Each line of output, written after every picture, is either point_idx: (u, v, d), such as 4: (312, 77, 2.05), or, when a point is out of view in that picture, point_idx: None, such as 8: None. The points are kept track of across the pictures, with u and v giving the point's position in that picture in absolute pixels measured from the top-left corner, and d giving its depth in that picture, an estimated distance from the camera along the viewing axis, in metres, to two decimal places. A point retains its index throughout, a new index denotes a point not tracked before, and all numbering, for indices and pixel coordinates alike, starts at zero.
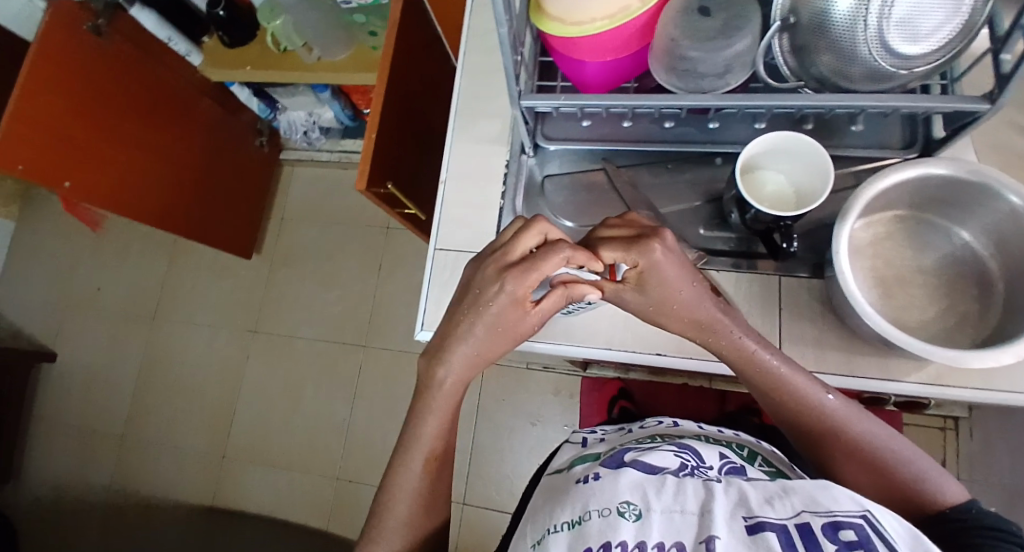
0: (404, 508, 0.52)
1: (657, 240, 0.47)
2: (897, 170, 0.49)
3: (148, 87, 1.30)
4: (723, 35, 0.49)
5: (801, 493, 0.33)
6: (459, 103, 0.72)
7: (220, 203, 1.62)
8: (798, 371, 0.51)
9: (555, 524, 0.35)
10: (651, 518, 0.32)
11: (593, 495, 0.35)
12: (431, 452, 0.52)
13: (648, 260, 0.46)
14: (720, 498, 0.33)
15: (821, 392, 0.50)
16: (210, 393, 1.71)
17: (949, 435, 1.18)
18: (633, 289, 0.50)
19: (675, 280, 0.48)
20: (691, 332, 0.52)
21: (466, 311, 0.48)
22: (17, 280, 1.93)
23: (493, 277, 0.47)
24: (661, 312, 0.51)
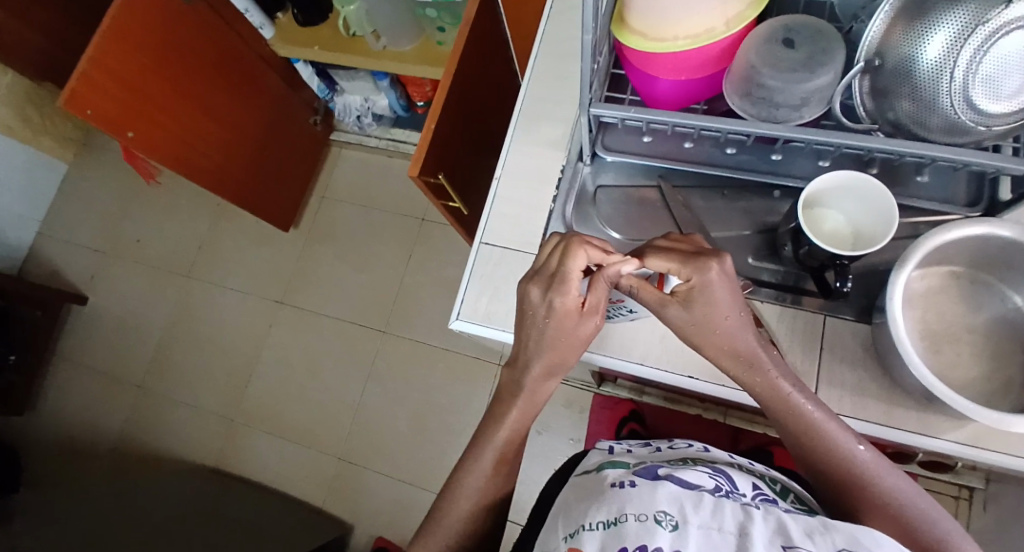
0: (467, 506, 0.52)
1: (715, 261, 0.46)
2: (963, 225, 0.48)
3: (219, 53, 1.35)
4: (807, 68, 0.50)
5: (843, 531, 0.34)
6: (523, 106, 0.74)
7: (269, 174, 1.67)
8: (829, 415, 0.48)
9: (590, 521, 0.37)
10: (688, 531, 0.33)
11: (629, 499, 0.37)
12: (501, 454, 0.54)
13: (703, 279, 0.46)
14: (758, 524, 0.34)
15: (851, 441, 0.46)
16: (229, 355, 1.75)
17: (962, 504, 1.14)
18: (678, 306, 0.48)
19: (724, 305, 0.47)
20: (726, 361, 0.49)
21: (527, 328, 0.52)
22: (65, 221, 2.01)
23: (540, 298, 0.50)
24: (701, 335, 0.49)
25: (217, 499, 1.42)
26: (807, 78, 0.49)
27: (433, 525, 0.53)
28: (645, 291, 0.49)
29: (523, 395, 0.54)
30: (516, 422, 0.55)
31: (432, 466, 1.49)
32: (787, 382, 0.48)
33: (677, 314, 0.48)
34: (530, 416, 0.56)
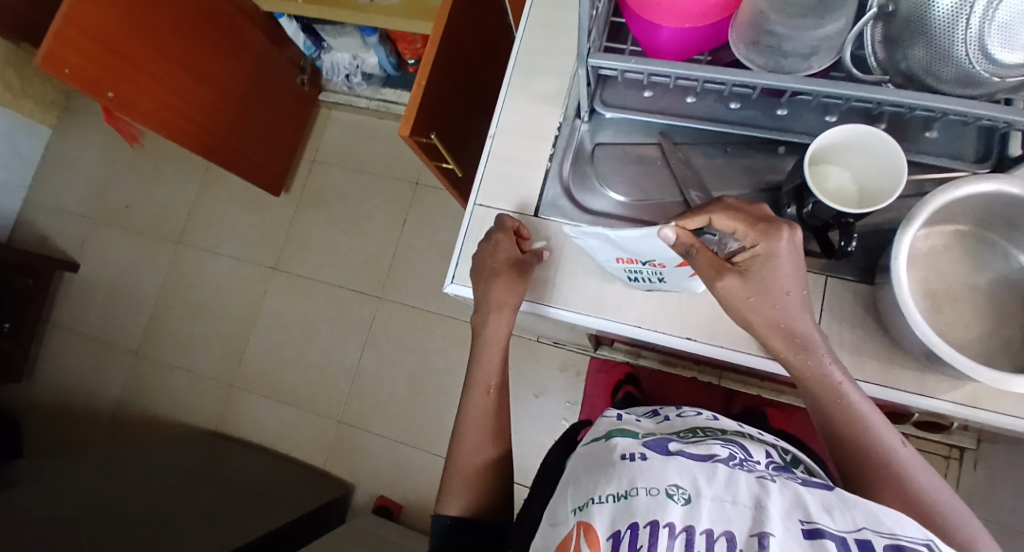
0: (470, 440, 0.59)
1: (786, 229, 0.44)
2: (976, 182, 0.47)
3: (201, 6, 1.28)
4: (816, 14, 0.48)
5: (863, 510, 0.33)
6: (518, 58, 0.70)
7: (257, 137, 1.62)
8: (870, 407, 0.46)
9: (599, 494, 0.37)
10: (700, 505, 0.33)
11: (640, 472, 0.37)
12: (486, 386, 0.62)
13: (769, 247, 0.44)
14: (774, 497, 0.34)
15: (895, 438, 0.44)
16: (225, 322, 1.74)
17: (953, 463, 1.16)
18: (734, 275, 0.45)
19: (787, 280, 0.45)
20: (779, 342, 0.47)
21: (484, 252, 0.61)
22: (50, 187, 1.96)
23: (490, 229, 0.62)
24: (753, 308, 0.46)
25: (219, 463, 1.45)
26: (816, 25, 0.47)
27: (450, 473, 0.59)
28: (702, 254, 0.45)
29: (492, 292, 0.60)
30: (494, 351, 0.62)
31: (431, 429, 1.51)
32: (836, 370, 0.47)
33: (732, 286, 0.45)
34: (501, 341, 0.62)
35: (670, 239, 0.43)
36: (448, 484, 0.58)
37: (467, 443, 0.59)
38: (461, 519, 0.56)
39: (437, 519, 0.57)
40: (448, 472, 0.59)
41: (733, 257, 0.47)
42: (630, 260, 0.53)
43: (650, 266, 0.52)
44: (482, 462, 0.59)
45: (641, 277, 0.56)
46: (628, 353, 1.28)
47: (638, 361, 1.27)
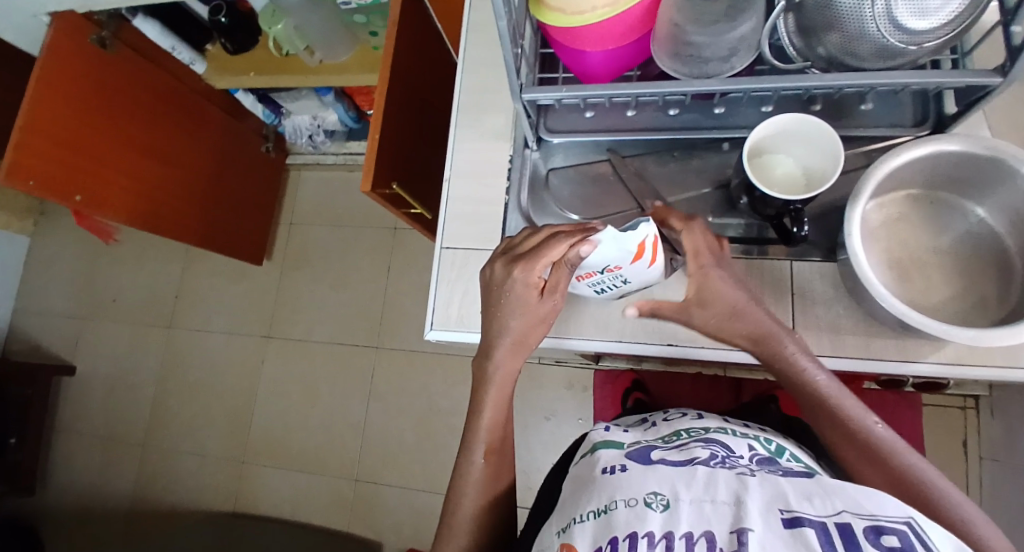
0: (472, 501, 0.53)
1: (707, 255, 0.52)
2: (908, 149, 0.48)
3: (155, 95, 1.31)
4: (728, 18, 0.48)
5: (843, 496, 0.35)
6: (461, 100, 0.71)
7: (230, 211, 1.64)
8: (841, 389, 0.49)
9: (581, 512, 0.40)
10: (678, 510, 0.36)
11: (619, 486, 0.40)
12: (490, 443, 0.55)
13: (700, 277, 0.52)
14: (752, 491, 0.36)
15: (868, 416, 0.47)
16: (228, 398, 1.73)
17: (970, 412, 1.18)
18: (694, 307, 0.53)
19: (731, 298, 0.52)
20: (748, 346, 0.53)
21: (496, 307, 0.54)
22: (36, 294, 1.96)
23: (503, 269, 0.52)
24: (723, 328, 0.53)
25: None
26: (730, 28, 0.48)
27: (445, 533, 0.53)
28: (663, 303, 0.54)
29: (507, 334, 0.54)
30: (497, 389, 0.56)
31: (448, 470, 1.49)
32: (803, 358, 0.51)
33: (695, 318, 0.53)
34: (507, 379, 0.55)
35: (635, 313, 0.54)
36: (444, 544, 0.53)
37: (468, 507, 0.53)
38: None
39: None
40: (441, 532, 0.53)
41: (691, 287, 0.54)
42: (588, 273, 0.52)
43: (610, 270, 0.51)
44: (482, 521, 0.53)
45: (608, 284, 0.56)
46: (629, 360, 1.27)
47: (640, 366, 1.27)
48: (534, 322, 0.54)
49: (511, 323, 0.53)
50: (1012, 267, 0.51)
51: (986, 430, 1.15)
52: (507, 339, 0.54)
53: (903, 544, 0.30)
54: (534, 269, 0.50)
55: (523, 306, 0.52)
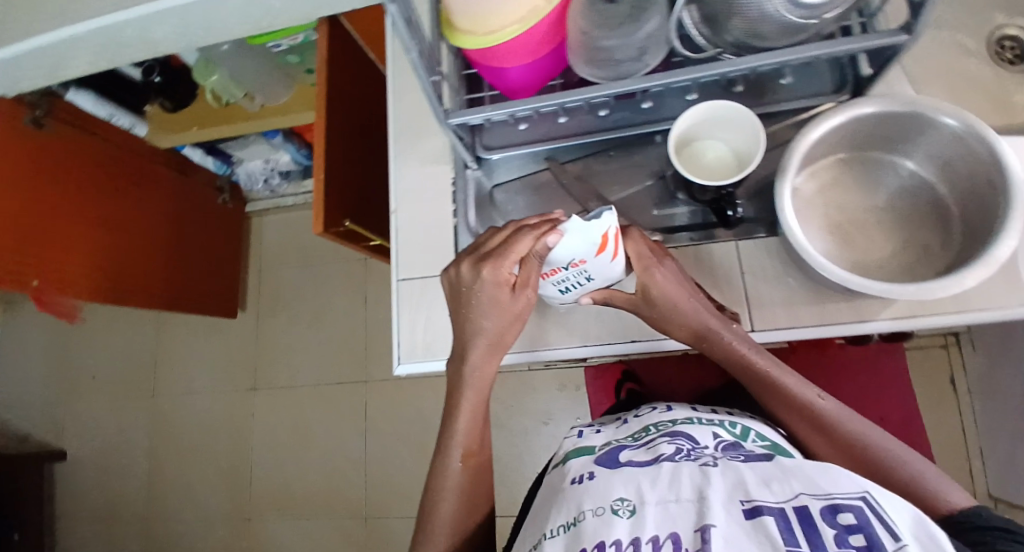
0: (448, 507, 0.53)
1: (660, 264, 0.54)
2: (824, 120, 0.49)
3: (99, 166, 1.29)
4: (631, 19, 0.49)
5: (803, 479, 0.37)
6: (395, 126, 0.70)
7: (196, 269, 1.61)
8: (783, 369, 0.54)
9: (552, 529, 0.42)
10: (643, 513, 0.38)
11: (590, 498, 0.43)
12: (467, 449, 0.55)
13: (649, 282, 0.54)
14: (714, 485, 0.39)
15: (812, 393, 0.52)
16: (224, 456, 1.69)
17: (953, 350, 1.20)
18: (639, 302, 0.56)
19: (678, 297, 0.54)
20: (689, 340, 0.57)
21: (467, 312, 0.53)
22: (9, 382, 1.89)
23: (471, 274, 0.51)
24: (666, 320, 0.56)
25: None
26: (635, 29, 0.48)
27: (422, 535, 0.53)
28: (614, 297, 0.56)
29: (479, 335, 0.54)
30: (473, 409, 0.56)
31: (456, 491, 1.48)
32: (744, 345, 0.54)
33: (642, 310, 0.57)
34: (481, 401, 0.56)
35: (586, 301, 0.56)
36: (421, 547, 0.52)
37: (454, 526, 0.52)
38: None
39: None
40: (419, 532, 0.53)
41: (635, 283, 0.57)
42: (552, 270, 0.50)
43: (573, 267, 0.49)
44: (462, 526, 0.53)
45: (571, 284, 0.54)
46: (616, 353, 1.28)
47: (627, 358, 1.27)
48: (508, 319, 0.53)
49: (484, 322, 0.53)
50: (950, 215, 0.52)
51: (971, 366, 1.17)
52: (480, 341, 0.54)
53: (858, 520, 0.33)
54: (502, 269, 0.49)
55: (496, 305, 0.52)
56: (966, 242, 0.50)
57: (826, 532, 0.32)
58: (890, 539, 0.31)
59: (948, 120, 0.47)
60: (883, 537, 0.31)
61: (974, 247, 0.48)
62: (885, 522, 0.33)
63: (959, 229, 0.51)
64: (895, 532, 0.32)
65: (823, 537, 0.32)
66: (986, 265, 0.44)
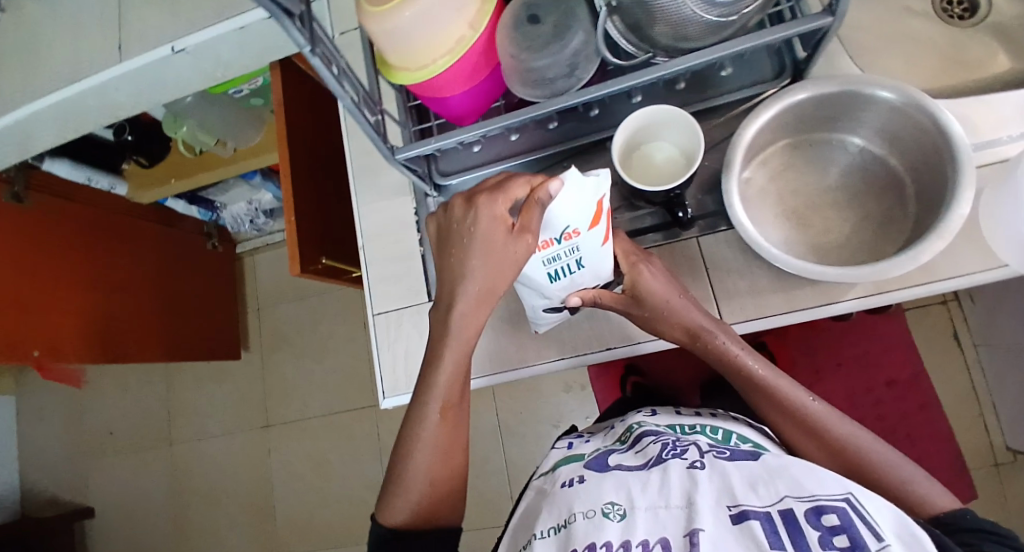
0: (424, 457, 0.52)
1: (645, 263, 0.56)
2: (760, 113, 0.50)
3: (89, 231, 1.31)
4: (556, 39, 0.51)
5: (788, 481, 0.38)
6: (354, 166, 0.71)
7: (195, 316, 1.63)
8: (778, 374, 0.55)
9: (541, 531, 0.43)
10: (634, 518, 0.39)
11: (581, 500, 0.43)
12: (446, 401, 0.53)
13: (638, 279, 0.55)
14: (703, 489, 0.39)
15: (805, 395, 0.54)
16: (245, 495, 1.70)
17: (954, 306, 1.16)
18: (630, 300, 0.57)
19: (668, 293, 0.56)
20: (685, 339, 0.57)
21: (455, 251, 0.48)
22: (28, 448, 1.91)
23: (467, 207, 0.48)
24: (658, 320, 0.57)
25: None
26: (561, 47, 0.50)
27: (396, 482, 0.53)
28: (604, 297, 0.56)
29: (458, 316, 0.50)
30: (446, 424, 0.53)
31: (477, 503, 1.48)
32: (737, 346, 0.56)
33: (633, 310, 0.57)
34: (459, 431, 0.55)
35: (577, 302, 0.55)
36: (394, 493, 0.52)
37: None
38: (404, 531, 0.51)
39: (376, 529, 0.52)
40: (392, 476, 0.53)
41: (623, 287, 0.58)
42: (544, 242, 0.48)
43: (567, 236, 0.48)
44: (437, 477, 0.53)
45: (561, 269, 0.51)
46: None
47: None
48: (499, 268, 0.47)
49: (478, 264, 0.47)
50: (906, 189, 0.52)
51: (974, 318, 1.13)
52: (459, 325, 0.50)
53: (842, 520, 0.34)
54: (501, 200, 0.46)
55: (487, 243, 0.46)
56: (923, 212, 0.50)
57: (811, 533, 0.33)
58: (875, 540, 0.31)
59: (882, 93, 0.48)
60: (866, 537, 0.32)
61: (931, 217, 0.49)
62: (868, 522, 0.33)
63: (914, 201, 0.51)
64: (878, 532, 0.32)
65: (808, 539, 0.32)
66: (941, 236, 0.44)
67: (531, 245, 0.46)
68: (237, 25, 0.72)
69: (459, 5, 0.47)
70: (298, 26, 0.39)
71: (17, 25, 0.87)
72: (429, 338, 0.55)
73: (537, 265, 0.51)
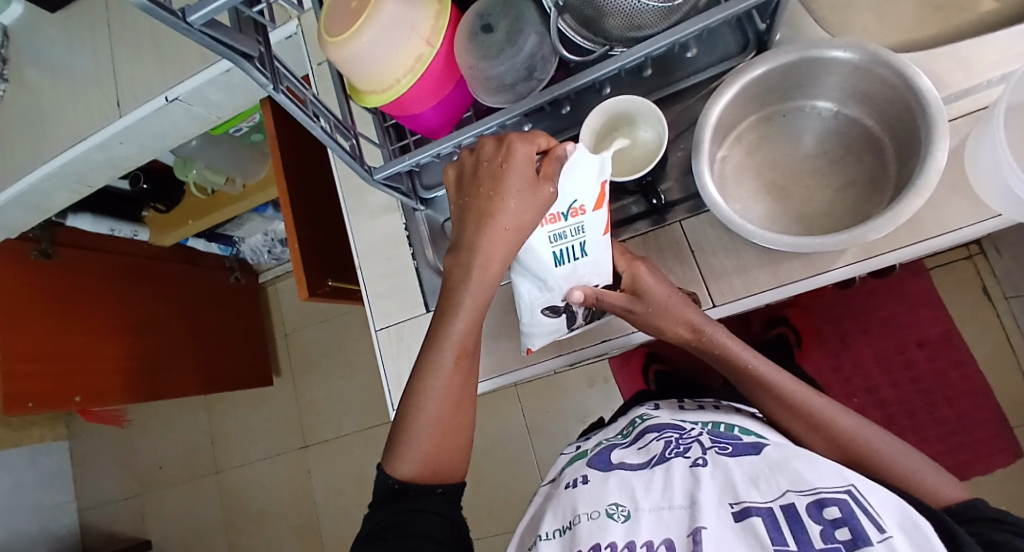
0: (433, 409, 0.52)
1: (641, 262, 0.56)
2: (721, 95, 0.51)
3: (118, 277, 1.38)
4: (510, 44, 0.52)
5: (790, 477, 0.39)
6: (345, 190, 0.74)
7: (227, 348, 1.69)
8: (779, 371, 0.56)
9: (546, 532, 0.44)
10: (637, 518, 0.39)
11: (585, 500, 0.44)
12: (461, 347, 0.51)
13: (634, 273, 0.55)
14: (705, 488, 0.39)
15: (804, 387, 0.55)
16: (292, 515, 1.74)
17: (979, 260, 1.09)
18: (630, 296, 0.55)
19: (665, 287, 0.55)
20: (688, 334, 0.57)
21: (485, 192, 0.46)
22: (90, 488, 2.01)
23: (502, 146, 0.46)
24: (659, 314, 0.55)
25: None
26: (517, 52, 0.52)
27: (404, 435, 0.53)
28: (606, 294, 0.54)
29: (466, 291, 0.49)
30: (451, 421, 0.53)
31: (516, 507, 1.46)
32: (734, 340, 0.57)
33: (632, 306, 0.55)
34: (466, 439, 0.55)
35: (579, 297, 0.53)
36: (402, 447, 0.53)
37: None
38: (411, 482, 0.52)
39: (381, 492, 0.53)
40: (400, 427, 0.54)
41: (620, 287, 0.57)
42: (552, 216, 0.47)
43: (574, 212, 0.47)
44: (443, 429, 0.53)
45: (565, 250, 0.49)
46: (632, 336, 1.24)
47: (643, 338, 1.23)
48: (519, 217, 0.45)
49: (502, 202, 0.45)
50: (884, 145, 0.53)
51: (1002, 269, 1.06)
52: (460, 317, 0.50)
53: (843, 512, 0.33)
54: (535, 142, 0.45)
55: (514, 178, 0.44)
56: (902, 169, 0.51)
57: (812, 529, 0.33)
58: (875, 531, 0.31)
59: (838, 53, 0.49)
60: (867, 529, 0.31)
61: (910, 170, 0.49)
62: (870, 514, 0.33)
63: (893, 160, 0.52)
64: (880, 523, 0.32)
65: (810, 536, 0.32)
66: (919, 194, 0.44)
67: (549, 195, 0.45)
68: (223, 69, 0.76)
69: (413, 23, 0.49)
70: (260, 68, 0.41)
71: (22, 96, 0.93)
72: (425, 340, 0.53)
73: (541, 244, 0.49)
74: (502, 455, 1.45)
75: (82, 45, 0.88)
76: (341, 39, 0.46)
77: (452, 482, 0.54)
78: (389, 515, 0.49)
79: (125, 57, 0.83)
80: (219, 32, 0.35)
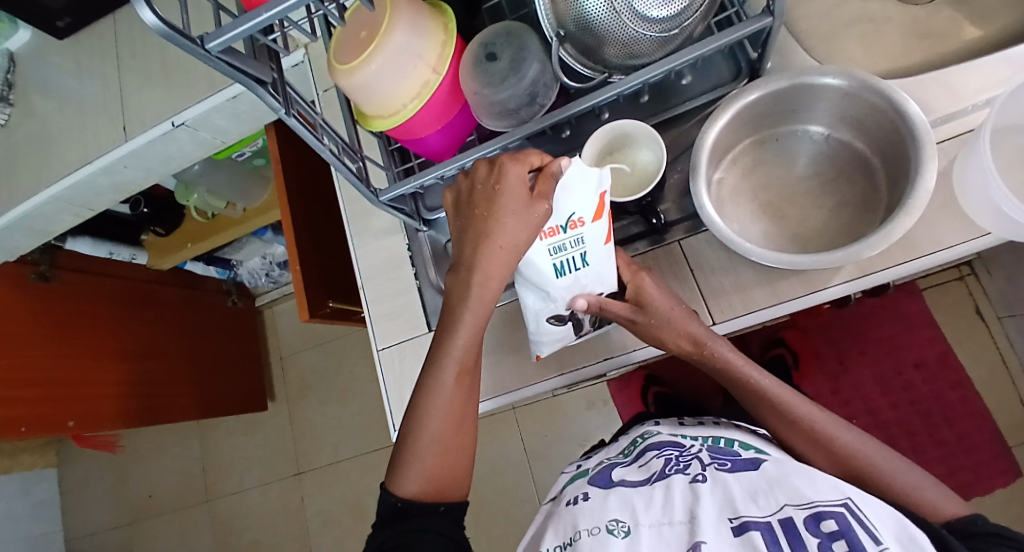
0: (435, 426, 0.52)
1: (645, 273, 0.57)
2: (716, 120, 0.53)
3: (116, 300, 1.38)
4: (513, 71, 0.54)
5: (787, 491, 0.39)
6: (348, 211, 0.76)
7: (223, 373, 1.67)
8: (781, 387, 0.56)
9: (547, 549, 0.43)
10: (638, 533, 0.39)
11: (585, 516, 0.43)
12: (463, 364, 0.52)
13: (637, 284, 0.56)
14: (705, 504, 0.39)
15: (804, 403, 0.55)
16: (285, 545, 1.69)
17: (971, 281, 1.11)
18: (633, 306, 0.56)
19: (668, 300, 0.56)
20: (689, 350, 0.57)
21: (483, 211, 0.47)
22: (77, 518, 1.95)
23: (495, 169, 0.47)
24: (661, 326, 0.56)
25: None
26: (520, 79, 0.54)
27: (406, 453, 0.53)
28: (609, 303, 0.55)
29: (468, 307, 0.49)
30: (453, 438, 0.53)
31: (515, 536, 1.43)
32: (736, 357, 0.57)
33: (635, 317, 0.56)
34: (467, 458, 0.55)
35: (582, 305, 0.53)
36: (403, 465, 0.53)
37: None
38: (414, 501, 0.51)
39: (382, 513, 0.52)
40: (402, 445, 0.53)
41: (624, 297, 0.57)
42: (550, 230, 0.49)
43: (573, 224, 0.48)
44: (446, 446, 0.52)
45: (566, 262, 0.50)
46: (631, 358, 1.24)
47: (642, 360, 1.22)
48: (517, 236, 0.46)
49: (500, 221, 0.46)
50: (874, 167, 0.55)
51: (993, 290, 1.08)
52: (462, 333, 0.51)
53: (840, 525, 0.34)
54: (525, 162, 0.46)
55: (509, 200, 0.45)
56: (893, 189, 0.53)
57: (810, 542, 0.33)
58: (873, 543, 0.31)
59: (827, 79, 0.51)
60: (865, 540, 0.31)
61: (900, 190, 0.51)
62: (866, 527, 0.33)
63: (884, 181, 0.54)
64: (877, 536, 0.32)
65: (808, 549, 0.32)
66: (910, 212, 0.45)
67: (547, 211, 0.45)
68: (229, 95, 0.78)
69: (420, 52, 0.51)
70: (272, 92, 0.42)
71: (29, 121, 0.94)
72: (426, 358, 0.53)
73: (541, 256, 0.50)
74: (502, 481, 1.42)
75: (91, 72, 0.90)
76: (350, 67, 0.48)
77: (455, 501, 0.54)
78: (392, 535, 0.49)
79: (134, 84, 0.85)
80: (234, 58, 0.37)
